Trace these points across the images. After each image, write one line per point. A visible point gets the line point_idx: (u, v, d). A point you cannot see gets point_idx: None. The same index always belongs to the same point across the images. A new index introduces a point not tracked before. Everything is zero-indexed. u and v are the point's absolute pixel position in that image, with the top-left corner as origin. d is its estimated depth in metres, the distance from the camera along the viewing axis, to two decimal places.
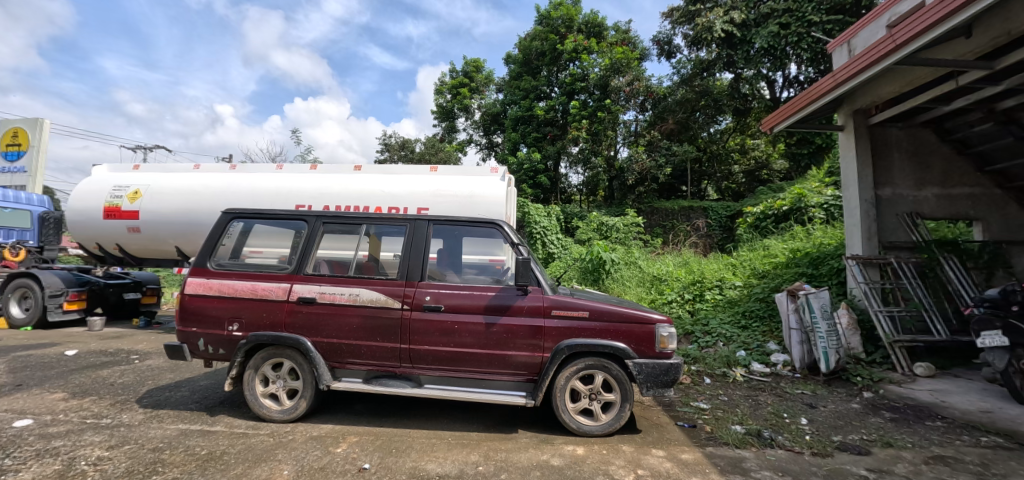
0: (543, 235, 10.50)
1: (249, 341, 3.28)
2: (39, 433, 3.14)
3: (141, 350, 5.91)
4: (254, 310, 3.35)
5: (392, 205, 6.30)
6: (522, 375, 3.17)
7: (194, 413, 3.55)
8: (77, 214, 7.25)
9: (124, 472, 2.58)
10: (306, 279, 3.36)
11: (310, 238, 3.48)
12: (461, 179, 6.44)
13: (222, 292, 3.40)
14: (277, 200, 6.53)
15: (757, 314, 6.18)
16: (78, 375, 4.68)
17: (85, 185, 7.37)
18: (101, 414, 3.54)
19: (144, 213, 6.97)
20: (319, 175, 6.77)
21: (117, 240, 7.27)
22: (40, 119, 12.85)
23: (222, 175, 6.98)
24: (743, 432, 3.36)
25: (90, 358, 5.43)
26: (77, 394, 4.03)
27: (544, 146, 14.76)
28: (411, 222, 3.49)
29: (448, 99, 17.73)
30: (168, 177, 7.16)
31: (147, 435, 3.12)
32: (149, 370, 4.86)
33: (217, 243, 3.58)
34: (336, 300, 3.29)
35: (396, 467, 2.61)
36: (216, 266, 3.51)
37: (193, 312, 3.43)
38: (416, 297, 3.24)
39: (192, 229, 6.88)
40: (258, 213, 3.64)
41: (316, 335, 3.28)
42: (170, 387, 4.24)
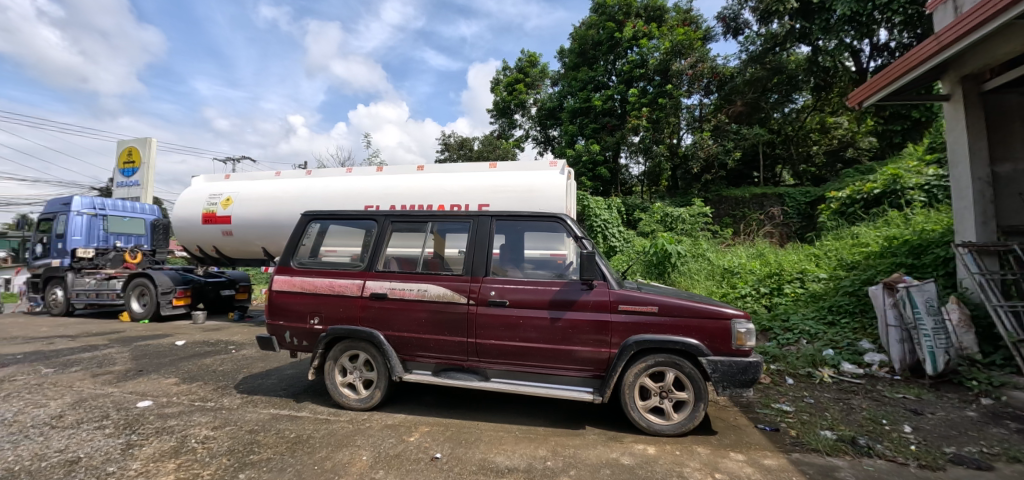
0: (604, 228, 10.22)
1: (329, 334, 3.50)
2: (159, 413, 3.58)
3: (237, 341, 6.55)
4: (332, 306, 3.57)
5: (453, 202, 6.44)
6: (588, 370, 3.12)
7: (283, 399, 3.87)
8: (180, 220, 8.16)
9: (228, 451, 2.87)
10: (378, 275, 3.53)
11: (380, 237, 3.64)
12: (520, 174, 6.45)
13: (304, 288, 3.67)
14: (348, 201, 6.94)
15: (847, 309, 5.61)
16: (189, 362, 5.30)
17: (187, 195, 8.29)
18: (206, 398, 3.96)
19: (236, 218, 7.71)
20: (385, 176, 7.10)
21: (214, 242, 8.09)
22: (148, 138, 14.57)
23: (299, 181, 7.53)
24: (835, 439, 3.07)
25: (195, 348, 6.11)
26: (186, 380, 4.54)
27: (603, 137, 14.32)
28: (474, 218, 3.54)
29: (504, 96, 17.76)
30: (254, 184, 7.86)
31: (245, 417, 3.45)
32: (243, 360, 5.37)
33: (298, 243, 3.85)
34: (405, 296, 3.42)
35: (466, 458, 2.67)
36: (298, 265, 3.79)
37: (279, 307, 3.73)
38: (481, 293, 3.29)
39: (275, 231, 7.49)
40: (333, 214, 3.87)
41: (387, 329, 3.44)
42: (261, 375, 4.67)
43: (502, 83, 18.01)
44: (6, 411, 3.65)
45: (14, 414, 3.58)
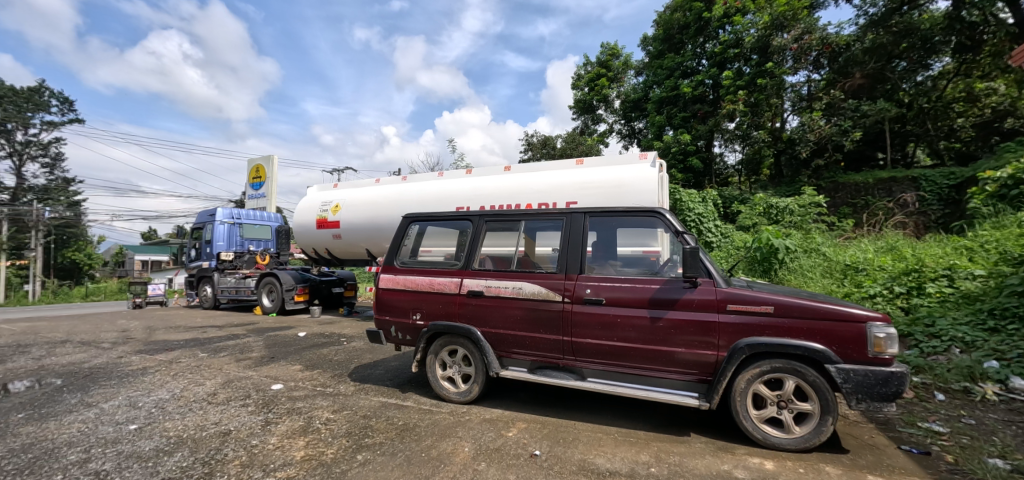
0: (698, 222, 9.59)
1: (430, 329, 3.71)
2: (289, 395, 4.07)
3: (348, 334, 7.23)
4: (432, 302, 3.77)
5: (541, 201, 6.49)
6: (693, 374, 2.94)
7: (390, 388, 4.19)
8: (299, 226, 9.23)
9: (346, 433, 3.16)
10: (474, 274, 3.66)
11: (475, 236, 3.77)
12: (607, 169, 6.29)
13: (407, 286, 3.92)
14: (442, 204, 7.32)
15: (1016, 313, 4.61)
16: (310, 351, 5.97)
17: (303, 203, 9.33)
18: (325, 384, 4.42)
19: (344, 223, 8.51)
20: (474, 178, 7.36)
21: (326, 245, 9.02)
22: (271, 155, 16.67)
23: (397, 187, 8.11)
24: (1010, 469, 2.53)
25: (314, 339, 6.86)
26: (309, 367, 5.11)
27: (693, 125, 13.44)
28: (567, 215, 3.52)
29: (586, 92, 17.48)
30: (358, 191, 8.61)
31: (359, 404, 3.79)
32: (354, 351, 5.91)
33: (401, 244, 4.13)
34: (501, 293, 3.50)
35: (565, 457, 2.66)
36: (401, 265, 4.06)
37: (386, 303, 4.03)
38: (576, 291, 3.26)
39: (377, 233, 8.15)
40: (431, 215, 4.08)
41: (484, 326, 3.55)
42: (370, 365, 5.09)
43: (583, 79, 17.74)
44: (177, 387, 4.40)
45: (183, 390, 4.30)
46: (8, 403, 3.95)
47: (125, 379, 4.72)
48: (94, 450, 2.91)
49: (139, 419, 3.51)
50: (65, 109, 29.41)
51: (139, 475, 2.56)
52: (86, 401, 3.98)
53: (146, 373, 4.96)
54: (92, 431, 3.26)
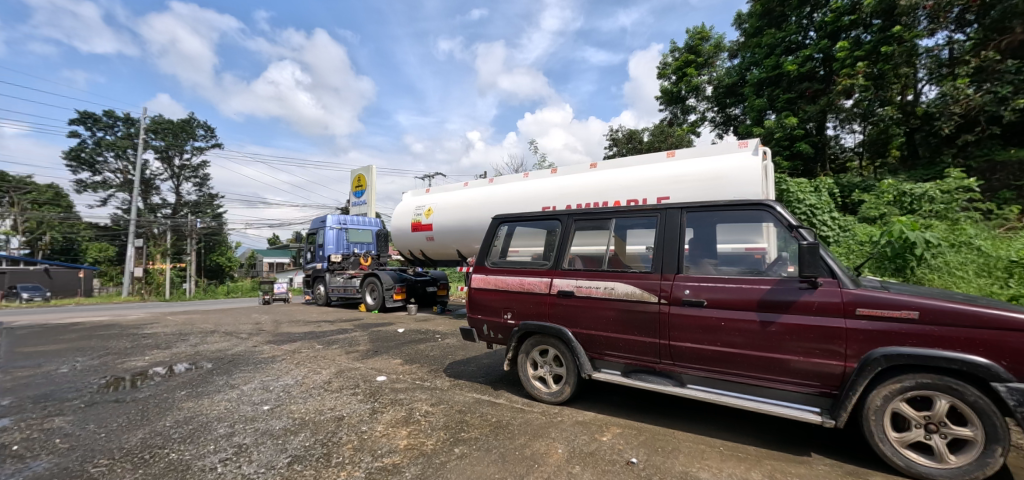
0: (810, 215, 8.57)
1: (521, 328, 3.76)
2: (391, 387, 4.39)
3: (441, 331, 7.63)
4: (523, 302, 3.82)
5: (630, 198, 6.29)
6: (813, 386, 2.62)
7: (483, 385, 4.33)
8: (397, 230, 9.95)
9: (444, 426, 3.32)
10: (564, 274, 3.64)
11: (564, 236, 3.75)
12: (702, 160, 5.89)
13: (498, 286, 4.02)
14: (528, 204, 7.44)
15: None
16: (409, 346, 6.40)
17: (399, 208, 10.04)
18: (423, 377, 4.70)
19: (436, 226, 9.00)
20: (559, 177, 7.36)
21: (420, 247, 9.61)
22: (370, 166, 18.19)
23: (484, 189, 8.39)
24: None
25: (412, 335, 7.34)
26: (409, 361, 5.48)
27: (800, 107, 12.05)
28: (661, 211, 3.35)
29: (673, 81, 16.57)
30: (448, 195, 9.05)
31: (455, 398, 3.96)
32: (448, 347, 6.21)
33: (491, 244, 4.24)
34: (592, 294, 3.44)
35: (665, 467, 2.52)
36: (492, 265, 4.17)
37: (478, 303, 4.16)
38: (674, 292, 3.09)
39: (467, 235, 8.50)
40: (519, 216, 4.13)
41: (575, 327, 3.52)
42: (463, 361, 5.32)
43: (670, 68, 16.84)
44: (299, 374, 4.97)
45: (304, 377, 4.86)
46: (176, 381, 4.77)
47: (260, 365, 5.46)
48: (237, 426, 3.39)
49: (270, 401, 4.03)
50: (211, 136, 34.99)
51: (272, 450, 2.93)
52: (230, 383, 4.66)
53: (275, 361, 5.69)
54: (235, 409, 3.81)
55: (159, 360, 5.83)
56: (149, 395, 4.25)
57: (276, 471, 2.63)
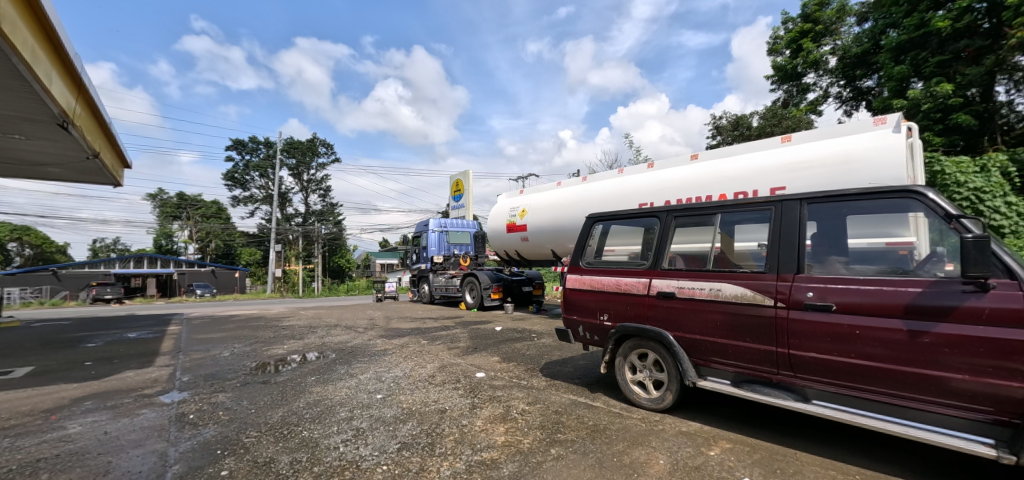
0: (976, 201, 7.03)
1: (618, 330, 3.63)
2: (490, 384, 4.53)
3: (537, 330, 7.72)
4: (619, 303, 3.70)
5: (737, 190, 5.77)
6: (984, 412, 2.14)
7: (579, 387, 4.27)
8: (492, 231, 10.30)
9: (540, 426, 3.33)
10: (663, 274, 3.46)
11: (664, 234, 3.57)
12: (826, 143, 5.18)
13: (593, 286, 3.94)
14: (624, 202, 7.23)
15: None
16: (506, 345, 6.57)
17: (494, 210, 10.38)
18: (520, 376, 4.78)
19: (530, 226, 9.13)
20: (657, 172, 7.02)
21: (515, 247, 9.82)
22: (467, 170, 19.08)
23: (577, 188, 8.33)
24: None
25: (508, 333, 7.53)
26: (506, 359, 5.62)
27: (959, 70, 9.97)
28: (777, 204, 3.04)
29: (787, 57, 14.80)
30: (542, 196, 9.12)
31: (551, 399, 3.96)
32: (544, 347, 6.25)
33: (585, 244, 4.18)
34: (695, 295, 3.21)
35: None
36: (586, 265, 4.10)
37: (573, 303, 4.12)
38: (793, 294, 2.76)
39: (561, 234, 8.50)
40: (614, 214, 4.01)
41: (677, 330, 3.31)
42: (559, 362, 5.30)
43: (783, 42, 15.07)
44: (407, 367, 5.39)
45: (411, 370, 5.24)
46: (308, 368, 5.47)
47: (374, 357, 6.02)
48: (356, 411, 3.76)
49: (383, 390, 4.41)
50: (331, 152, 39.59)
51: (384, 436, 3.20)
52: (350, 372, 5.21)
53: (387, 353, 6.23)
54: (354, 395, 4.25)
55: (295, 349, 6.74)
56: (288, 378, 4.93)
57: (388, 455, 2.86)
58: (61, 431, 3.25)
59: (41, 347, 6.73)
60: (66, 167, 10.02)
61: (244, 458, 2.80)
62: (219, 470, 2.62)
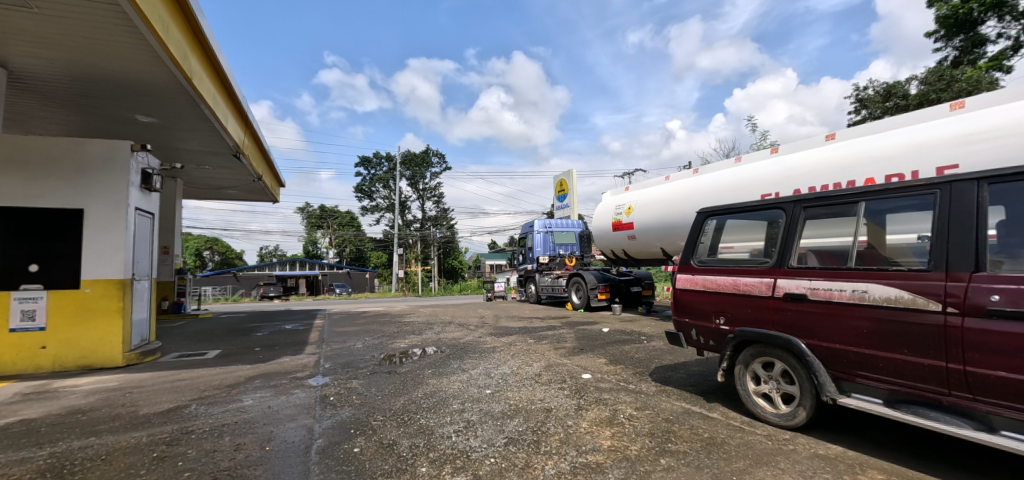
0: None
1: (736, 335, 3.30)
2: (596, 386, 4.45)
3: (647, 333, 7.36)
4: (738, 305, 3.37)
5: (888, 173, 4.89)
6: None
7: (693, 395, 3.97)
8: (597, 230, 10.13)
9: (648, 433, 3.17)
10: (791, 273, 3.07)
11: (791, 228, 3.19)
12: (1016, 106, 4.12)
13: (707, 287, 3.64)
14: (743, 193, 6.58)
15: None
16: (613, 347, 6.38)
17: (599, 209, 10.20)
18: (628, 380, 4.61)
19: (637, 224, 8.78)
20: (783, 158, 6.28)
21: (622, 246, 9.51)
22: (570, 170, 19.03)
23: (688, 181, 7.82)
24: None
25: (616, 335, 7.32)
26: (613, 361, 5.47)
27: None
28: (942, 187, 2.53)
29: (957, 3, 12.02)
30: (649, 191, 8.72)
31: (661, 405, 3.75)
32: (654, 350, 5.94)
33: (697, 241, 3.90)
34: (833, 298, 2.79)
35: None
36: (698, 264, 3.81)
37: (684, 304, 3.86)
38: (969, 297, 2.24)
39: (670, 232, 8.02)
40: (729, 208, 3.68)
41: (809, 338, 2.90)
42: (671, 367, 4.99)
43: None
44: (514, 365, 5.55)
45: (518, 367, 5.39)
46: (425, 361, 5.94)
47: (484, 354, 6.32)
48: (467, 404, 3.98)
49: (492, 386, 4.61)
50: (441, 162, 42.68)
51: (492, 429, 3.33)
52: (462, 367, 5.54)
53: (496, 351, 6.49)
54: (466, 389, 4.50)
55: (414, 343, 7.38)
56: (408, 370, 5.42)
57: (496, 448, 2.97)
58: (238, 403, 3.99)
59: (228, 335, 8.37)
60: (241, 189, 12.34)
61: (372, 439, 3.14)
62: (352, 447, 2.98)
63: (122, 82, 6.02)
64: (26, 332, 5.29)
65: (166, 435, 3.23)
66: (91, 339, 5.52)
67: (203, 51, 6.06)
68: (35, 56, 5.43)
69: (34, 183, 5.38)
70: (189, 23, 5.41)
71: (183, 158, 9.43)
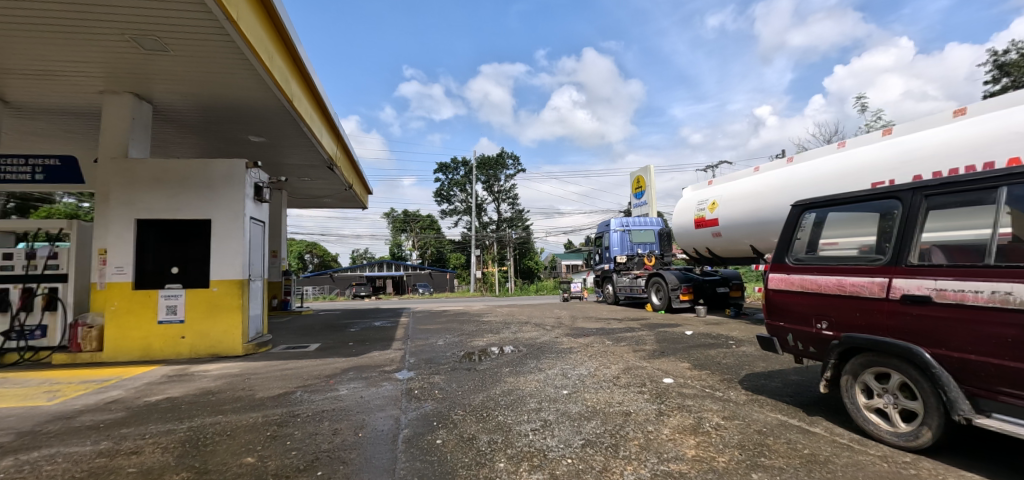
0: None
1: (842, 341, 2.96)
2: (679, 391, 4.23)
3: (736, 337, 6.84)
4: (844, 308, 3.02)
5: None
6: None
7: (791, 406, 3.61)
8: (678, 228, 9.63)
9: (738, 445, 2.95)
10: (910, 272, 2.68)
11: (909, 220, 2.80)
12: None
13: (805, 287, 3.31)
14: (849, 182, 5.87)
15: None
16: (698, 351, 6.02)
17: (680, 205, 9.69)
18: (715, 386, 4.32)
19: (722, 220, 8.21)
20: (898, 140, 5.51)
21: (706, 244, 8.94)
22: (647, 166, 18.29)
23: (781, 171, 7.16)
24: None
25: (701, 339, 6.89)
26: (697, 366, 5.16)
27: None
28: None
29: None
30: (736, 185, 8.11)
31: (753, 416, 3.46)
32: (745, 356, 5.49)
33: (793, 237, 3.58)
34: (965, 301, 2.39)
35: None
36: (794, 262, 3.48)
37: (778, 307, 3.54)
38: None
39: (761, 227, 7.39)
40: (831, 200, 3.34)
41: (935, 347, 2.51)
42: (764, 375, 4.59)
43: None
44: (592, 366, 5.46)
45: (595, 369, 5.30)
46: (503, 359, 6.08)
47: (560, 354, 6.31)
48: (544, 404, 4.01)
49: (569, 387, 4.58)
50: (515, 164, 43.35)
51: (569, 430, 3.31)
52: (539, 367, 5.57)
53: (573, 352, 6.44)
54: (542, 389, 4.53)
55: (492, 342, 7.58)
56: (487, 368, 5.58)
57: (573, 449, 2.95)
58: (335, 392, 4.39)
59: (327, 330, 9.23)
60: (335, 197, 13.56)
61: (453, 432, 3.28)
62: (435, 439, 3.14)
63: (237, 107, 6.91)
64: (170, 324, 6.28)
65: (278, 417, 3.65)
66: (219, 331, 6.41)
67: (301, 76, 6.80)
68: (175, 92, 6.47)
69: (174, 198, 6.38)
70: (290, 51, 6.09)
71: (288, 171, 10.59)
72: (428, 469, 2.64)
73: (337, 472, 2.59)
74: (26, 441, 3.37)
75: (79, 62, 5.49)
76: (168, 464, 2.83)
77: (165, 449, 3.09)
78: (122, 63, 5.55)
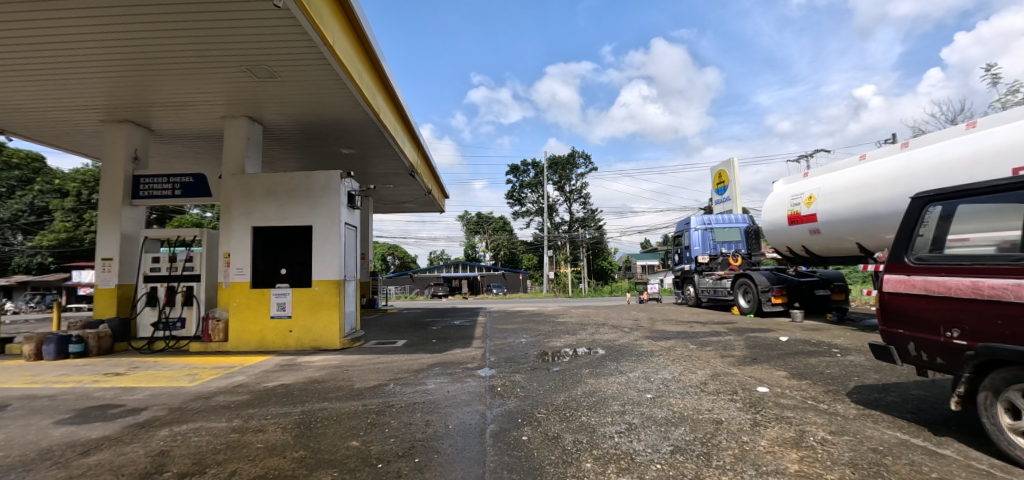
0: None
1: (977, 352, 2.58)
2: (776, 401, 3.94)
3: (841, 345, 6.19)
4: (981, 314, 2.63)
5: None
6: None
7: (914, 425, 3.20)
8: (768, 225, 8.92)
9: (849, 463, 2.69)
10: None
11: None
12: None
13: (929, 290, 2.93)
14: (983, 168, 5.07)
15: None
16: (796, 359, 5.53)
17: (770, 201, 8.97)
18: (818, 398, 3.96)
19: (822, 215, 7.48)
20: None
21: (802, 242, 8.19)
22: (731, 159, 17.11)
23: (894, 159, 6.37)
24: None
25: (799, 346, 6.32)
26: (796, 376, 4.75)
27: None
28: None
29: None
30: (838, 176, 7.35)
31: (866, 433, 3.12)
32: (853, 367, 4.95)
33: (913, 234, 3.20)
34: None
35: None
36: (914, 261, 3.11)
37: (896, 312, 3.17)
38: None
39: (870, 222, 6.62)
40: (962, 190, 2.95)
41: None
42: (878, 388, 4.11)
43: None
44: (676, 371, 5.26)
45: (680, 374, 5.09)
46: (582, 361, 6.06)
47: (642, 357, 6.14)
48: (628, 407, 3.94)
49: (653, 391, 4.45)
50: (585, 163, 42.82)
51: (657, 435, 3.23)
52: (620, 369, 5.47)
53: (654, 355, 6.23)
54: (625, 391, 4.45)
55: (570, 343, 7.56)
56: (566, 368, 5.59)
57: (662, 455, 2.88)
58: (424, 386, 4.67)
59: (411, 328, 9.80)
60: (416, 202, 14.35)
61: (538, 430, 3.35)
62: (521, 435, 3.23)
63: (332, 123, 7.60)
64: (280, 319, 7.07)
65: (376, 407, 3.98)
66: (320, 326, 7.08)
67: (386, 90, 7.32)
68: (281, 113, 7.28)
69: (283, 208, 7.17)
70: (376, 69, 6.60)
71: (375, 179, 11.42)
72: (517, 463, 2.73)
73: (431, 461, 2.77)
74: (177, 416, 4.00)
75: (207, 91, 6.38)
76: (289, 443, 3.21)
77: (285, 428, 3.51)
78: (240, 91, 6.36)
